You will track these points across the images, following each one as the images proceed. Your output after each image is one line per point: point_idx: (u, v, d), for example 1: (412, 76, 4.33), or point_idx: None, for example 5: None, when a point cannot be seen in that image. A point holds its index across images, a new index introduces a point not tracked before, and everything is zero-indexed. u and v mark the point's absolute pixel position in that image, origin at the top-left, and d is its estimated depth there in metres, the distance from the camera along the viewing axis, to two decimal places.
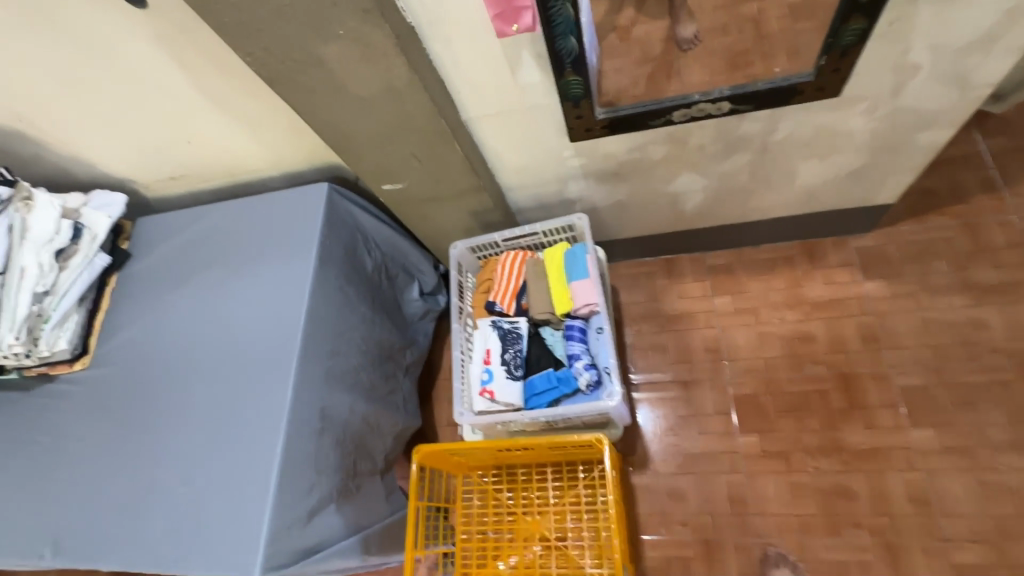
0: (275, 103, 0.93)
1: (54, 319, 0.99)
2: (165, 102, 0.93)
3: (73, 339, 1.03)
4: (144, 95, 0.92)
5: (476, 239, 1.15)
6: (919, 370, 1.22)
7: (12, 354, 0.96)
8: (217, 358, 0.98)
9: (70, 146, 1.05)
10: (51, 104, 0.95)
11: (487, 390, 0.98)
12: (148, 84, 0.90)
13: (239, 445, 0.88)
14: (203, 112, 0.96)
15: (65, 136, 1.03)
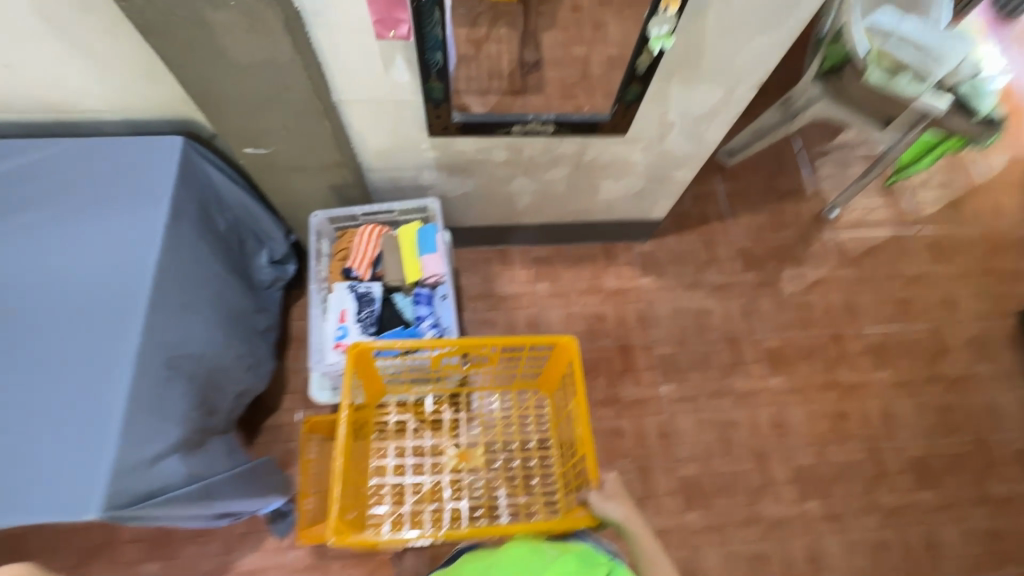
0: (133, 47, 0.92)
1: None
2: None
3: None
4: None
5: (338, 211, 1.24)
6: (670, 342, 1.68)
7: None
8: (36, 307, 0.91)
9: None
10: None
11: (341, 343, 1.09)
12: None
13: (69, 393, 0.85)
14: (38, 41, 0.89)
15: None
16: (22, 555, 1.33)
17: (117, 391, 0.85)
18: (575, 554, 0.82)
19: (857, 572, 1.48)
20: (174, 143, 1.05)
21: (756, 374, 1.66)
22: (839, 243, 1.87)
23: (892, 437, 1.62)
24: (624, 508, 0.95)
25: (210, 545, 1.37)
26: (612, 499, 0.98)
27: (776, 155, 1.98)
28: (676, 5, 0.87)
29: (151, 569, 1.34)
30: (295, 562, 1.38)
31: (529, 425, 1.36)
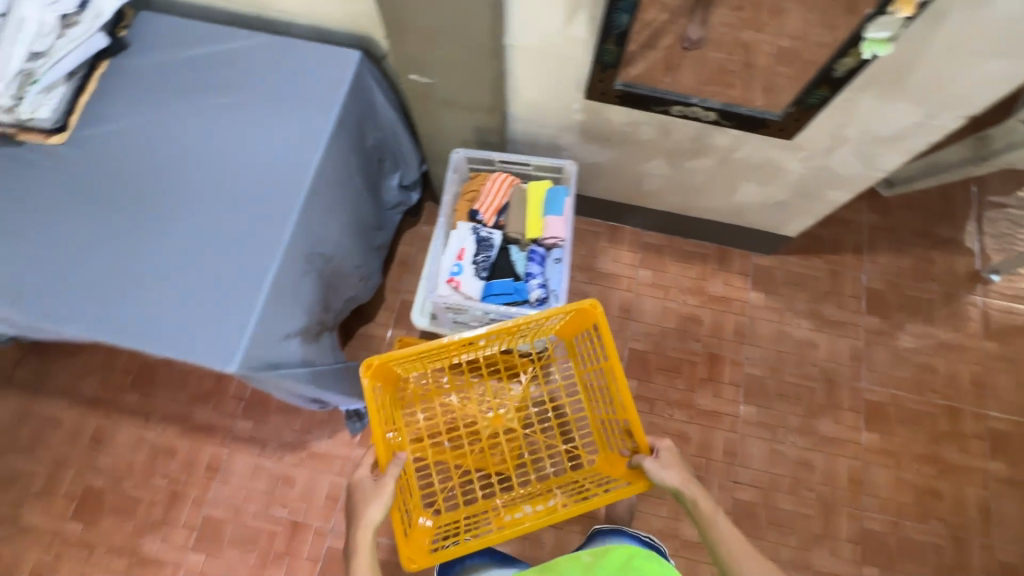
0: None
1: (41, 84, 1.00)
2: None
3: (56, 111, 1.03)
4: None
5: (476, 152, 1.27)
6: (762, 364, 1.60)
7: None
8: (216, 177, 1.02)
9: None
10: None
11: (454, 280, 1.11)
12: None
13: (228, 259, 0.96)
14: None
15: None
16: (151, 382, 1.58)
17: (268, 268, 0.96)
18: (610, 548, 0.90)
19: None
20: (354, 55, 1.12)
21: (847, 422, 1.55)
22: (990, 311, 1.65)
23: (985, 534, 1.47)
24: (682, 474, 0.96)
25: (293, 421, 1.54)
26: (667, 466, 0.99)
27: (944, 196, 1.76)
28: (909, 9, 0.77)
29: (244, 425, 1.54)
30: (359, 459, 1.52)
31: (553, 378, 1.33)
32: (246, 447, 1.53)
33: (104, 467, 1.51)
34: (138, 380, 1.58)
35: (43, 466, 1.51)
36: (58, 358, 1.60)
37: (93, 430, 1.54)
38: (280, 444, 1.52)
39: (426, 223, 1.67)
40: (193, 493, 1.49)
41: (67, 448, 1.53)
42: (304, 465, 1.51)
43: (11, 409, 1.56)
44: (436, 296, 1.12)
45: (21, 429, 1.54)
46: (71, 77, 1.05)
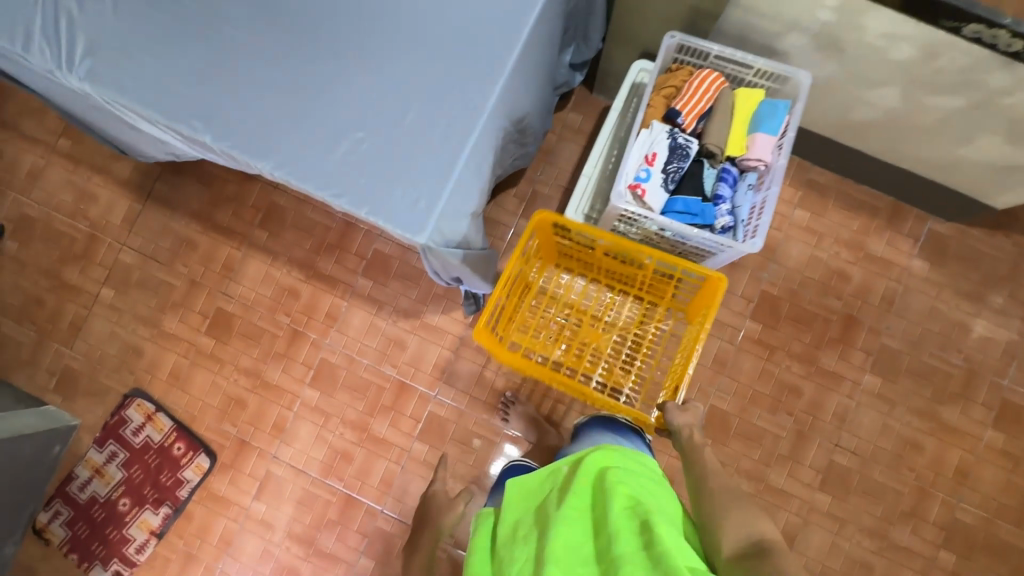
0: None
1: None
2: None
3: None
4: None
5: (692, 40, 1.02)
6: (902, 338, 1.48)
7: None
8: (413, 20, 0.87)
9: None
10: None
11: (639, 186, 1.00)
12: None
13: (419, 120, 0.85)
14: None
15: None
16: (279, 223, 1.60)
17: (467, 143, 0.85)
18: (584, 456, 0.72)
19: None
20: None
21: (975, 416, 1.46)
22: None
23: None
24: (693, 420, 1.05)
25: (410, 290, 1.56)
26: (685, 412, 1.09)
27: None
28: None
29: (363, 284, 1.57)
30: (467, 339, 1.55)
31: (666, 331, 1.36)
32: (363, 304, 1.57)
33: (235, 294, 1.59)
34: (266, 219, 1.60)
35: (180, 281, 1.61)
36: (193, 181, 1.63)
37: (225, 258, 1.60)
38: (394, 308, 1.56)
39: (574, 110, 1.51)
40: (312, 335, 1.57)
41: (201, 269, 1.61)
42: (416, 334, 1.55)
43: (152, 222, 1.63)
44: (615, 202, 1.01)
45: (162, 243, 1.62)
46: None
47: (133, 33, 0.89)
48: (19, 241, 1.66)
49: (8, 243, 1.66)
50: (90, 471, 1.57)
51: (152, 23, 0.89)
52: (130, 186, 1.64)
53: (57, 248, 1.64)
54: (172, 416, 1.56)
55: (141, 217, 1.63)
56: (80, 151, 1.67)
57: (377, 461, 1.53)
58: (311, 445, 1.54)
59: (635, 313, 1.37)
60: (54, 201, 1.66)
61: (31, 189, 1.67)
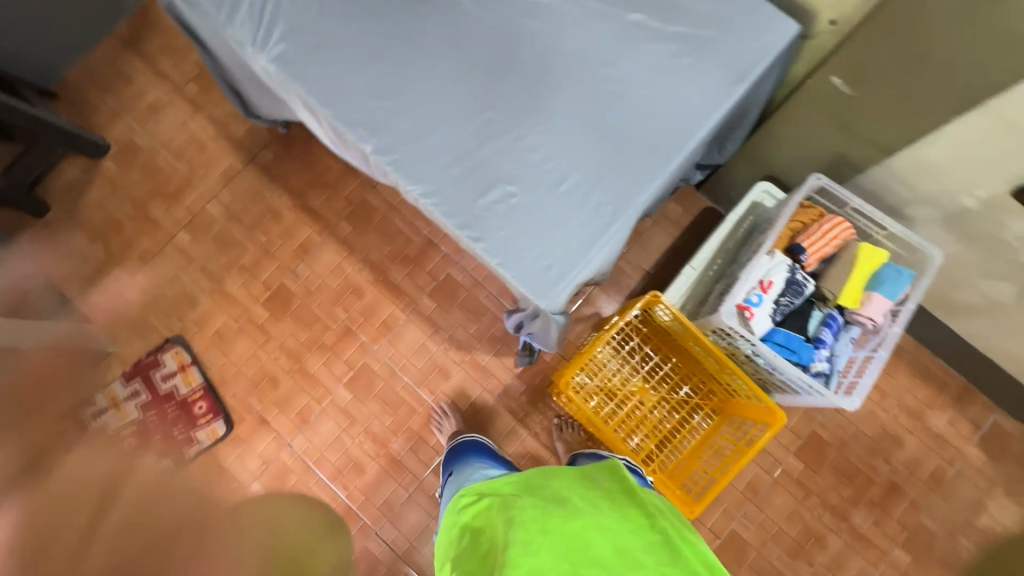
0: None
1: None
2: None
3: None
4: None
5: (835, 185, 1.04)
6: (941, 522, 1.44)
7: None
8: (592, 98, 0.90)
9: None
10: None
11: (748, 309, 1.01)
12: None
13: (574, 189, 0.87)
14: None
15: None
16: (365, 221, 1.62)
17: (610, 231, 0.86)
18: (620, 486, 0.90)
19: None
20: (786, 28, 0.92)
21: None
22: None
23: None
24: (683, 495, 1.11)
25: (471, 323, 1.56)
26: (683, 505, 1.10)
27: None
28: None
29: (427, 304, 1.57)
30: (511, 387, 1.54)
31: (706, 424, 1.28)
32: (419, 323, 1.57)
33: (302, 276, 1.61)
34: (355, 214, 1.63)
35: (255, 247, 1.63)
36: (298, 158, 1.67)
37: (303, 238, 1.63)
38: (449, 336, 1.56)
39: (678, 203, 1.54)
40: (363, 338, 1.57)
41: (278, 242, 1.63)
42: (463, 368, 1.54)
43: (247, 183, 1.67)
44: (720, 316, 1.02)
45: (251, 206, 1.65)
46: None
47: (329, 34, 0.94)
48: (119, 163, 1.71)
49: (108, 163, 1.71)
50: (108, 402, 1.55)
51: (353, 30, 0.94)
52: (238, 145, 1.69)
53: (152, 181, 1.69)
54: (205, 374, 1.56)
55: (239, 176, 1.68)
56: (204, 99, 1.73)
57: (387, 480, 1.50)
58: (328, 444, 1.52)
59: (685, 400, 1.29)
60: (166, 138, 1.71)
61: (147, 120, 1.73)
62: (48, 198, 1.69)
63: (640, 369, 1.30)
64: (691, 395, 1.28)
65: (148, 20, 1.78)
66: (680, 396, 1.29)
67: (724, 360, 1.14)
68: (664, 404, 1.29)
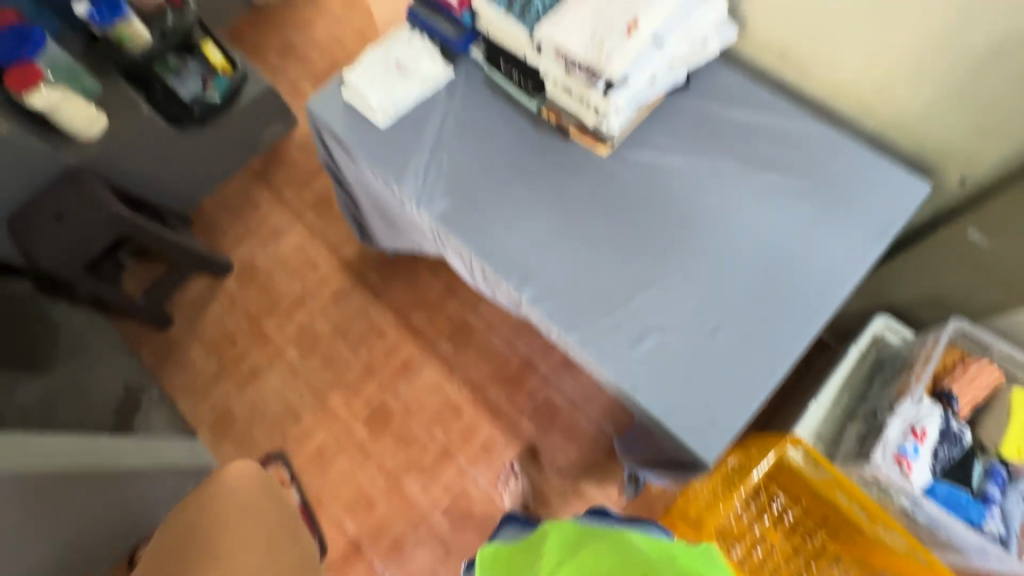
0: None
1: (636, 102, 0.97)
2: (944, 23, 0.84)
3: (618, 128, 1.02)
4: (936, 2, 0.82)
5: (977, 330, 1.03)
6: None
7: (588, 109, 0.96)
8: (738, 252, 0.95)
9: None
10: None
11: (905, 460, 0.96)
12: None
13: (729, 339, 0.89)
14: (944, 57, 0.87)
15: None
16: (464, 341, 1.68)
17: (770, 384, 0.87)
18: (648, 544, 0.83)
19: None
20: (919, 188, 0.97)
21: None
22: None
23: None
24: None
25: (571, 448, 1.53)
26: None
27: None
28: None
29: (526, 426, 1.57)
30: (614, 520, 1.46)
31: None
32: (516, 445, 1.55)
33: (402, 394, 1.64)
34: (455, 334, 1.69)
35: (358, 363, 1.69)
36: (403, 280, 1.78)
37: (405, 356, 1.68)
38: (548, 460, 1.52)
39: None
40: (461, 460, 1.55)
41: (381, 359, 1.69)
42: (564, 497, 1.49)
43: (354, 302, 1.77)
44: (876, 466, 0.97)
45: (357, 325, 1.74)
46: (639, 105, 1.02)
47: (486, 193, 1.04)
48: (239, 281, 1.85)
49: (229, 281, 1.86)
50: None
51: (508, 188, 1.04)
52: (348, 266, 1.83)
53: (267, 298, 1.81)
54: (302, 493, 1.56)
55: (347, 296, 1.79)
56: (320, 225, 1.91)
57: None
58: None
59: (820, 554, 1.17)
60: (283, 259, 1.87)
61: (269, 243, 1.90)
62: (173, 312, 1.82)
63: (768, 515, 1.21)
64: (827, 548, 1.17)
65: (278, 157, 2.03)
66: (814, 549, 1.18)
67: (876, 515, 1.05)
68: (797, 556, 1.18)
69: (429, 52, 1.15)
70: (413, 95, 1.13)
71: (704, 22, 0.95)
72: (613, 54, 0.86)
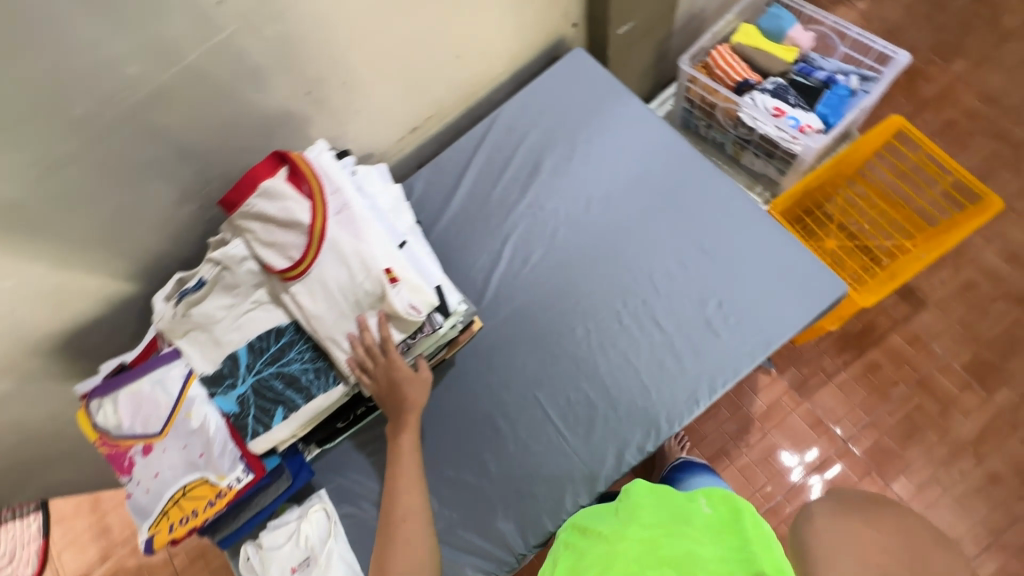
0: None
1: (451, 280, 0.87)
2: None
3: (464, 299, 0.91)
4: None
5: (692, 50, 1.24)
6: (930, 33, 1.68)
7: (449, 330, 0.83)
8: (623, 212, 0.96)
9: (353, 122, 0.94)
10: (358, 54, 0.84)
11: (803, 127, 1.14)
12: None
13: (717, 239, 0.92)
14: (492, 5, 0.94)
15: (353, 104, 0.91)
16: None
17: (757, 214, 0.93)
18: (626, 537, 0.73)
19: None
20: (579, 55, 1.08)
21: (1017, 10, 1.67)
22: None
23: None
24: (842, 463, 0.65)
25: (719, 415, 1.47)
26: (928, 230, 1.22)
27: None
28: None
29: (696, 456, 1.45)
30: (793, 380, 1.50)
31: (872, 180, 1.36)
32: (714, 464, 1.46)
33: None
34: None
35: None
36: None
37: None
38: (734, 441, 1.45)
39: None
40: None
41: None
42: (770, 428, 1.46)
43: None
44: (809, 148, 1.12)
45: None
46: None
47: (508, 468, 0.88)
48: None
49: None
50: None
51: (505, 440, 0.89)
52: None
53: None
54: None
55: None
56: None
57: None
58: None
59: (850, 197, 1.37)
60: None
61: None
62: None
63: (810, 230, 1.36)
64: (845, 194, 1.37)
65: None
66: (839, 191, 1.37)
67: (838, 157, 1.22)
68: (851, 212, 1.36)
69: (295, 520, 0.87)
70: (348, 553, 0.86)
71: (387, 192, 0.86)
72: (411, 299, 0.75)
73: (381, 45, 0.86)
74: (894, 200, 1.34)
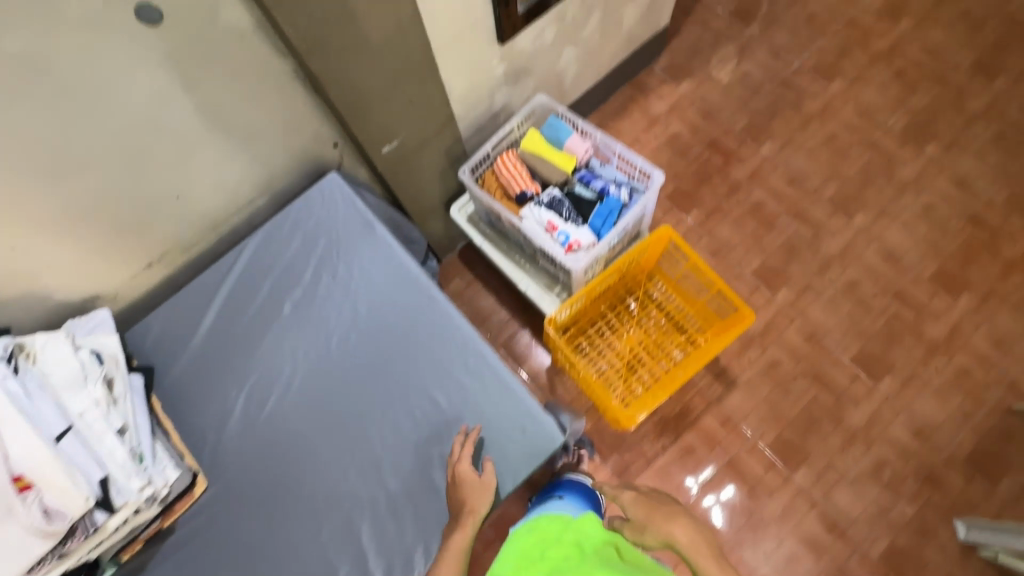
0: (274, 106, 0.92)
1: (149, 453, 0.80)
2: (163, 144, 0.85)
3: (178, 463, 0.84)
4: (137, 148, 0.83)
5: (471, 160, 1.23)
6: (742, 115, 1.77)
7: (135, 513, 0.78)
8: (359, 359, 0.93)
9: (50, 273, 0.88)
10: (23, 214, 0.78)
11: (572, 244, 1.14)
12: (141, 129, 0.81)
13: (444, 390, 0.89)
14: (204, 144, 0.89)
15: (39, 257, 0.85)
16: None
17: (490, 361, 0.90)
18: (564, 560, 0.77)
19: (981, 172, 1.65)
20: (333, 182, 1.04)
21: (818, 93, 1.78)
22: None
23: (947, 61, 1.77)
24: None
25: None
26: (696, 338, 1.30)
27: None
28: None
29: None
30: (616, 466, 1.49)
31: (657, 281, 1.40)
32: None
33: None
34: None
35: None
36: None
37: None
38: None
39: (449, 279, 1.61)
40: None
41: None
42: None
43: None
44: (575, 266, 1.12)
45: None
46: (155, 432, 0.86)
47: None
48: None
49: None
50: None
51: None
52: None
53: None
54: None
55: None
56: None
57: None
58: None
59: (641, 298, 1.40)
60: None
61: None
62: None
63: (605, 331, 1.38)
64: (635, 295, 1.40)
65: None
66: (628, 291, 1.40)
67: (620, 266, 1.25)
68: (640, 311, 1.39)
69: None
70: None
71: (64, 364, 0.79)
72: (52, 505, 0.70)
73: (55, 203, 0.80)
74: (678, 299, 1.39)
